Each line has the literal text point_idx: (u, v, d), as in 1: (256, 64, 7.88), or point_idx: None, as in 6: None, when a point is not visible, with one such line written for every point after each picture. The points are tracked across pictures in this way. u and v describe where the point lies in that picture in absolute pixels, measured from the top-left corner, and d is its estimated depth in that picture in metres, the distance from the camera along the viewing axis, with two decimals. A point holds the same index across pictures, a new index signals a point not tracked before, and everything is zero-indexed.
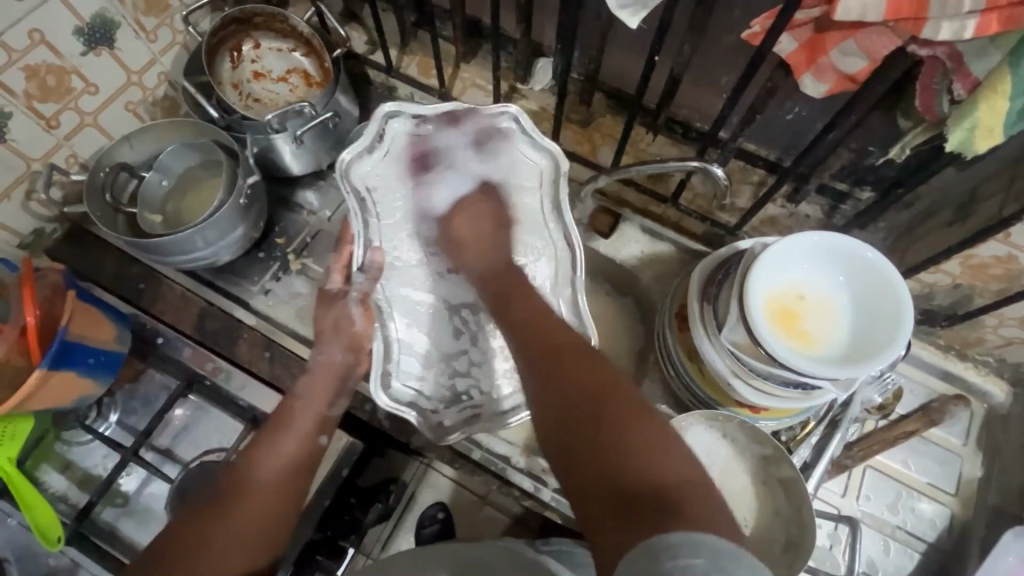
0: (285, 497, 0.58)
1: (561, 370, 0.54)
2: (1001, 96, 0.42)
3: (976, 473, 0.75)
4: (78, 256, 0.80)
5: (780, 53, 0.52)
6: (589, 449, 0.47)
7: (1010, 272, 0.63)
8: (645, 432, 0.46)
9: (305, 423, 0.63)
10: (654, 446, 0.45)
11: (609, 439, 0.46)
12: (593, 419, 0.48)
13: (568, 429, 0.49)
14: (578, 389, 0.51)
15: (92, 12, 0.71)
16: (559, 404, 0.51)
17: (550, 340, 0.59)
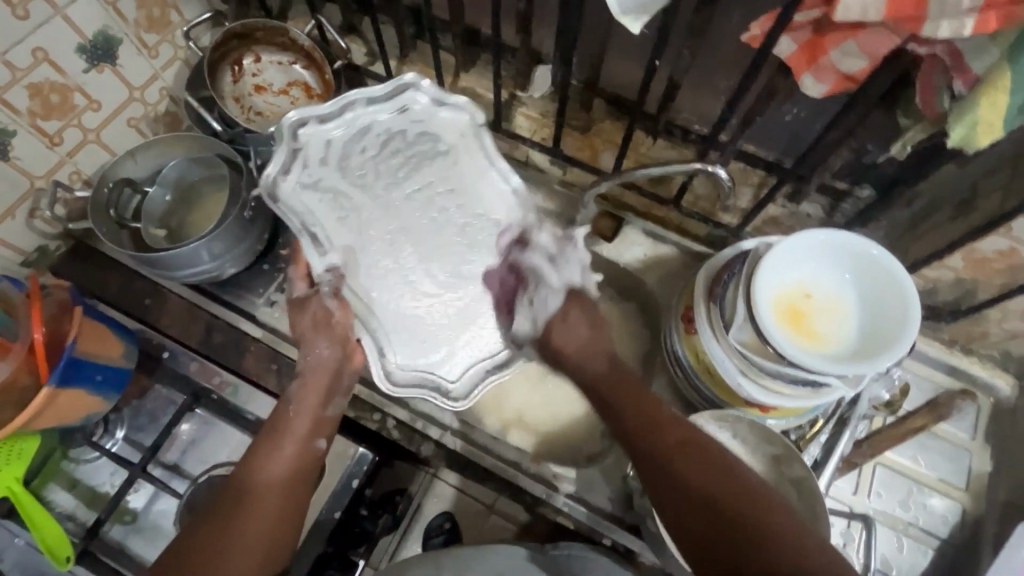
0: (291, 497, 0.59)
1: (631, 416, 0.59)
2: (1001, 92, 0.43)
3: (984, 467, 0.75)
4: (82, 272, 0.80)
5: (780, 55, 0.53)
6: (717, 526, 0.50)
7: (1012, 266, 0.63)
8: (752, 500, 0.50)
9: (303, 428, 0.63)
10: (765, 511, 0.49)
11: (728, 517, 0.50)
12: (674, 461, 0.54)
13: (681, 491, 0.53)
14: (680, 455, 0.55)
15: (94, 29, 0.72)
16: (683, 473, 0.53)
17: (628, 396, 0.61)
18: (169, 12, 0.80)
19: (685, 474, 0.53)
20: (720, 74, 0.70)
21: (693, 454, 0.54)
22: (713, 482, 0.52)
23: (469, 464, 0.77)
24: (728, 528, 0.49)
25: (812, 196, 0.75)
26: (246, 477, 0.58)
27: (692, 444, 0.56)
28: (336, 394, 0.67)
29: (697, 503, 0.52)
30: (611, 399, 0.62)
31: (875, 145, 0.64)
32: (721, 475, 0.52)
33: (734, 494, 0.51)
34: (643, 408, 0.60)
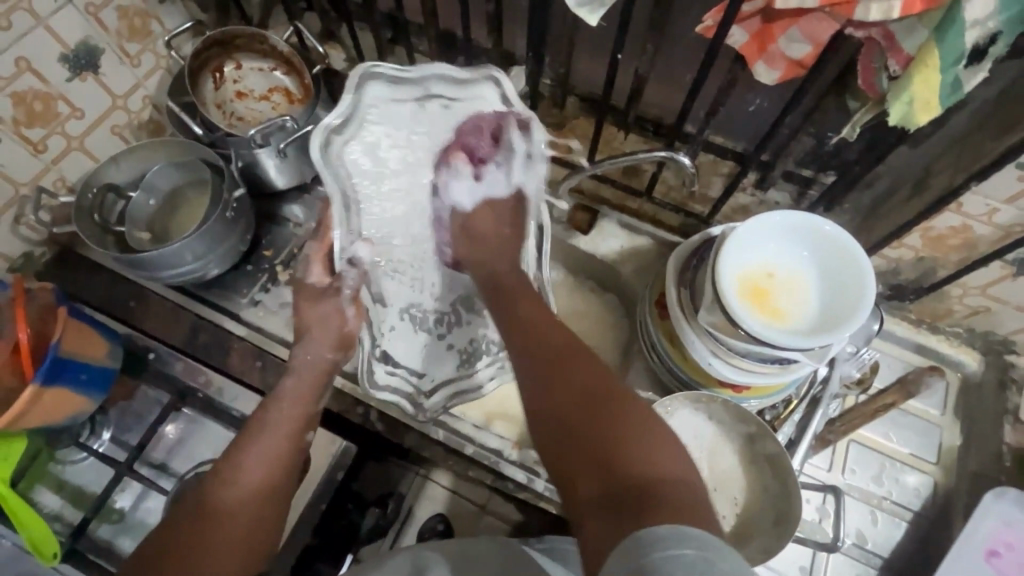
0: (264, 501, 0.55)
1: (559, 376, 0.48)
2: (933, 69, 0.45)
3: (955, 441, 0.77)
4: (68, 277, 0.81)
5: (733, 45, 0.56)
6: (590, 449, 0.43)
7: (968, 242, 0.66)
8: (628, 426, 0.43)
9: (281, 429, 0.59)
10: (640, 434, 0.43)
11: (603, 439, 0.42)
12: (587, 415, 0.44)
13: (552, 407, 0.46)
14: (564, 372, 0.48)
15: (77, 39, 0.74)
16: (552, 399, 0.47)
17: (524, 316, 0.57)
18: (150, 22, 0.83)
19: (557, 385, 0.47)
20: (684, 67, 0.73)
21: (576, 366, 0.48)
22: (590, 399, 0.45)
23: (453, 454, 0.78)
24: (593, 451, 0.42)
25: (778, 183, 0.77)
26: (211, 493, 0.54)
27: (587, 369, 0.48)
28: (327, 388, 0.65)
29: (571, 420, 0.45)
30: (515, 311, 0.59)
31: (833, 130, 0.67)
32: (605, 401, 0.45)
33: (610, 410, 0.44)
34: (539, 330, 0.54)
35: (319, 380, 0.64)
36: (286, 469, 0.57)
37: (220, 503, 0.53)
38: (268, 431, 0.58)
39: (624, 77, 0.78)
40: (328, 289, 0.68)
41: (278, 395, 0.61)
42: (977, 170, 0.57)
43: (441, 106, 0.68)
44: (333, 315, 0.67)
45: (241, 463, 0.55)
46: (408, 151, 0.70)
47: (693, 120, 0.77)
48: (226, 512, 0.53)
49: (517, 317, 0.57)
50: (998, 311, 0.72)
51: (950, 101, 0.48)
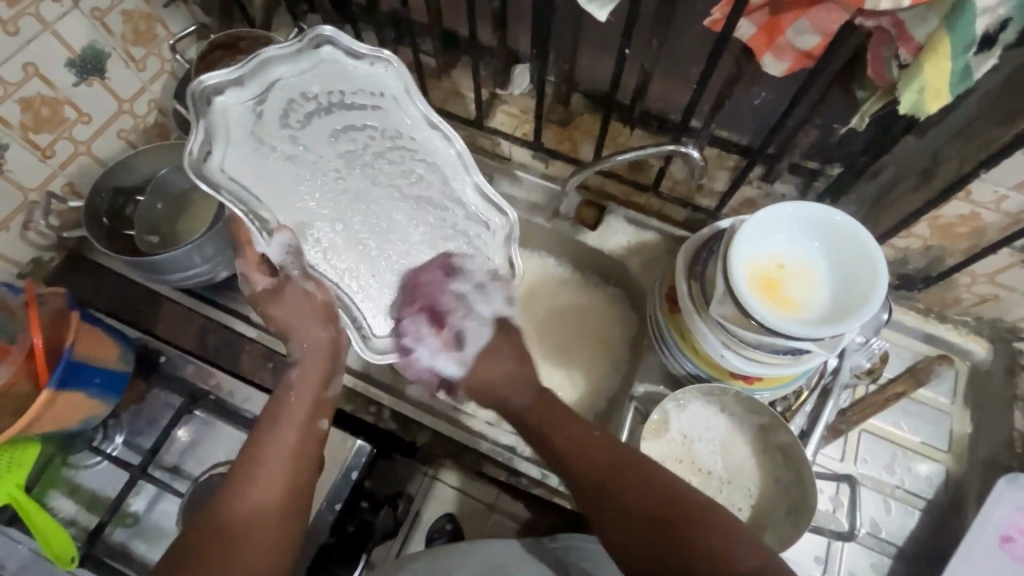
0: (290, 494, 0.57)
1: (615, 498, 0.55)
2: (944, 58, 0.46)
3: (965, 428, 0.77)
4: (77, 283, 0.81)
5: (741, 37, 0.57)
6: (670, 558, 0.51)
7: (976, 230, 0.66)
8: (707, 529, 0.51)
9: (299, 428, 0.60)
10: (716, 534, 0.51)
11: (674, 539, 0.51)
12: (662, 527, 0.52)
13: (632, 532, 0.54)
14: (624, 495, 0.55)
15: (83, 44, 0.74)
16: (622, 523, 0.54)
17: (561, 440, 0.61)
18: (154, 26, 0.83)
19: (638, 511, 0.54)
20: (689, 61, 0.73)
21: (634, 483, 0.56)
22: (664, 518, 0.53)
23: (465, 452, 0.78)
24: (688, 573, 0.50)
25: (785, 175, 0.77)
26: (233, 498, 0.54)
27: (646, 478, 0.56)
28: (335, 374, 0.66)
29: (652, 547, 0.52)
30: (552, 438, 0.62)
31: (839, 121, 0.67)
32: (682, 513, 0.53)
33: (685, 519, 0.52)
34: (584, 450, 0.60)
35: (325, 365, 0.65)
36: (308, 466, 0.59)
37: (249, 506, 0.54)
38: (285, 429, 0.60)
39: (630, 72, 0.78)
40: (280, 284, 0.66)
41: (289, 382, 0.63)
42: (985, 157, 0.58)
43: (324, 88, 0.67)
44: (303, 299, 0.66)
45: (264, 464, 0.56)
46: (323, 146, 0.70)
47: (699, 114, 0.78)
48: (257, 514, 0.53)
49: (555, 432, 0.62)
50: (1006, 299, 0.72)
51: (959, 90, 0.48)
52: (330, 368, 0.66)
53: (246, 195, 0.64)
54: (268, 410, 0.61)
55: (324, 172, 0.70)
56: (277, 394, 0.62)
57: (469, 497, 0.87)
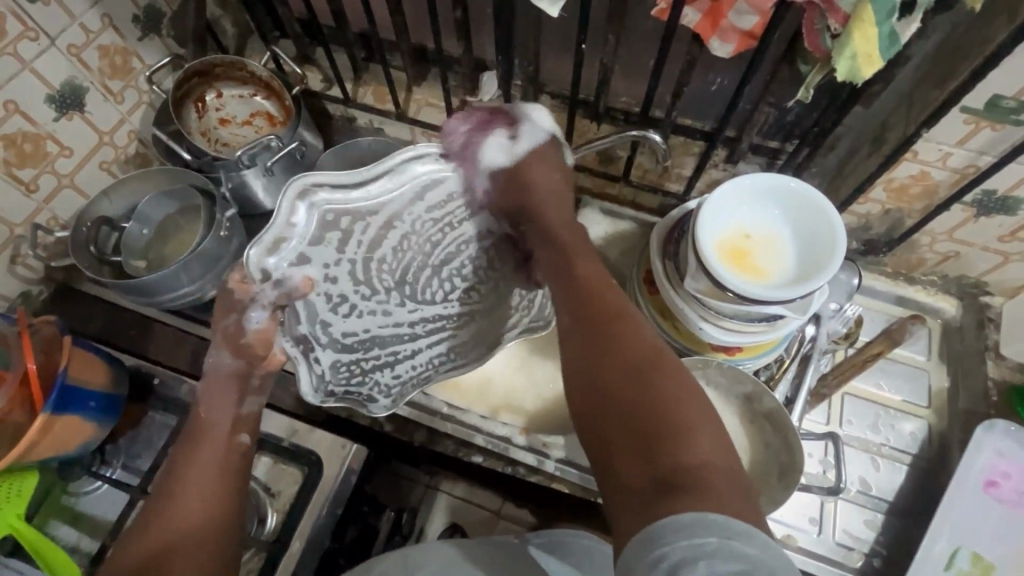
0: (220, 516, 0.58)
1: (609, 347, 0.53)
2: (869, 24, 0.49)
3: (943, 384, 0.80)
4: (70, 314, 0.83)
5: (688, 24, 0.62)
6: (626, 403, 0.48)
7: (928, 189, 0.70)
8: (666, 422, 0.46)
9: (218, 447, 0.62)
10: (688, 413, 0.46)
11: (637, 393, 0.48)
12: (637, 372, 0.50)
13: (603, 371, 0.51)
14: (624, 343, 0.53)
15: (61, 80, 0.77)
16: (609, 359, 0.52)
17: (584, 276, 0.62)
18: (130, 59, 0.85)
19: (652, 402, 0.47)
20: (646, 52, 0.76)
21: (620, 335, 0.54)
22: (649, 359, 0.50)
23: (462, 448, 0.79)
24: (639, 428, 0.46)
25: (747, 156, 0.81)
26: (169, 515, 0.57)
27: (649, 339, 0.53)
28: (246, 395, 0.68)
29: (615, 372, 0.51)
30: (579, 267, 0.63)
31: (790, 98, 0.71)
32: (659, 364, 0.50)
33: (656, 372, 0.49)
34: (600, 302, 0.58)
35: (237, 385, 0.67)
36: (230, 475, 0.61)
37: (177, 526, 0.56)
38: (188, 489, 0.59)
39: (592, 68, 0.81)
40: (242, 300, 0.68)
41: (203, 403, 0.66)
42: (926, 117, 0.61)
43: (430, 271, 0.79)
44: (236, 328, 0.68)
45: (187, 485, 0.59)
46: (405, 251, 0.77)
47: (659, 105, 0.81)
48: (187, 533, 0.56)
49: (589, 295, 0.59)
50: (967, 254, 0.76)
51: (889, 53, 0.52)
52: (240, 387, 0.68)
53: (352, 342, 0.78)
54: (166, 482, 0.60)
55: (413, 247, 0.77)
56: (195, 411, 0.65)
57: (473, 506, 0.92)
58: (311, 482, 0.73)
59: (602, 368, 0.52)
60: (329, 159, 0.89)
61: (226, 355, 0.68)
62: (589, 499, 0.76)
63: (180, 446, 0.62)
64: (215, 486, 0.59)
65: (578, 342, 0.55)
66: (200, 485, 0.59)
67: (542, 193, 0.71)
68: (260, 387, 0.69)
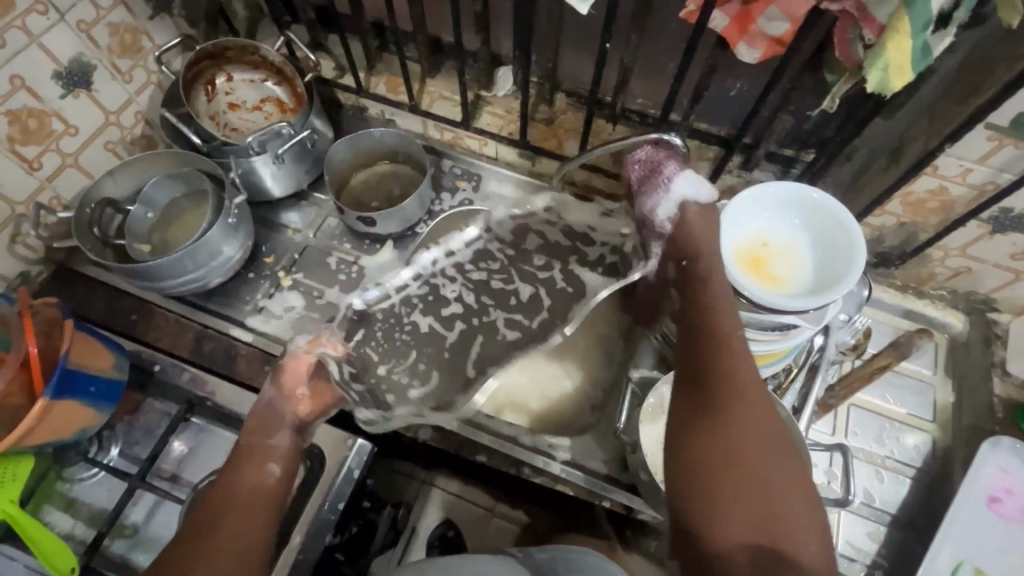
0: (256, 508, 0.59)
1: (740, 420, 0.53)
2: (905, 36, 0.49)
3: (948, 399, 0.80)
4: (70, 296, 0.81)
5: (716, 28, 0.61)
6: (747, 486, 0.50)
7: (945, 204, 0.70)
8: (783, 517, 0.49)
9: (265, 453, 0.62)
10: (804, 517, 0.50)
11: (759, 480, 0.51)
12: (764, 461, 0.52)
13: (729, 442, 0.52)
14: (759, 426, 0.53)
15: (69, 56, 0.75)
16: (738, 433, 0.53)
17: (723, 321, 0.59)
18: (140, 38, 0.83)
19: (774, 496, 0.50)
20: (667, 55, 0.76)
21: (744, 414, 0.53)
22: (780, 452, 0.53)
23: (466, 446, 0.77)
24: (754, 515, 0.49)
25: (763, 163, 0.80)
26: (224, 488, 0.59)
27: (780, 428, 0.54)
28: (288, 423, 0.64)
29: (745, 450, 0.52)
30: (715, 306, 0.61)
31: (812, 107, 0.71)
32: (786, 460, 0.52)
33: (783, 465, 0.52)
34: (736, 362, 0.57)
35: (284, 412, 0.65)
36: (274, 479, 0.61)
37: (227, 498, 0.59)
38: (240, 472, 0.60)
39: (611, 68, 0.80)
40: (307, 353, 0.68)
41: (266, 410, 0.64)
42: (948, 132, 0.61)
43: None
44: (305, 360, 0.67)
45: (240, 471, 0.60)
46: None
47: (677, 108, 0.80)
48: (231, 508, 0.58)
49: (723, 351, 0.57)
50: (977, 271, 0.76)
51: (920, 66, 0.52)
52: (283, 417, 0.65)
53: None
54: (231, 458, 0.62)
55: None
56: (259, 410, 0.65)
57: (468, 503, 0.92)
58: (313, 476, 0.72)
59: (730, 437, 0.53)
60: (342, 146, 0.86)
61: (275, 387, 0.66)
62: (594, 502, 0.75)
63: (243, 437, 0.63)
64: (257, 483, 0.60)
65: (706, 400, 0.55)
66: (246, 476, 0.60)
67: (702, 231, 0.65)
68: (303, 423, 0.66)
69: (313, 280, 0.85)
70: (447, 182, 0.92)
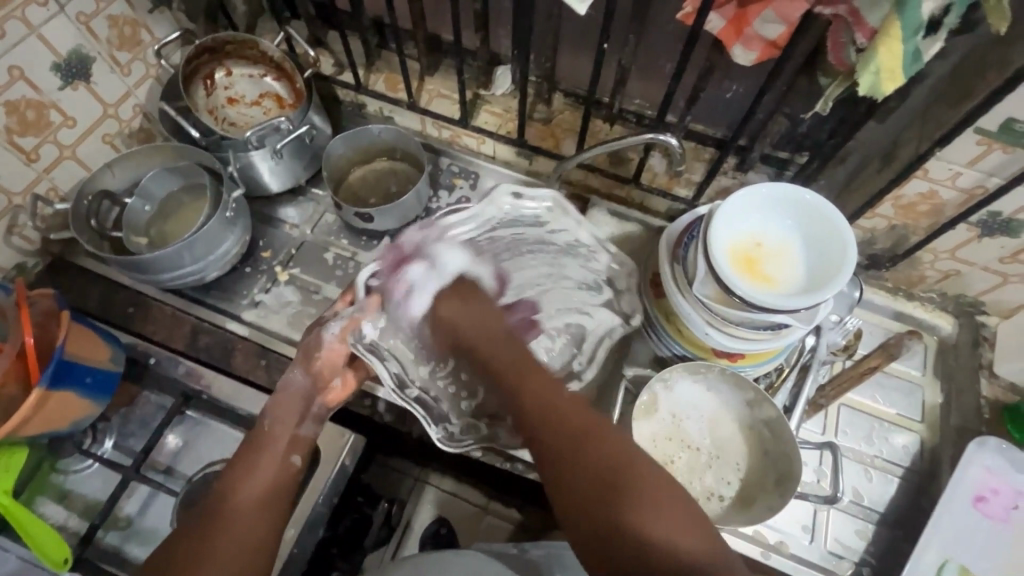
0: (267, 507, 0.62)
1: (586, 449, 0.56)
2: (897, 39, 0.50)
3: (937, 400, 0.81)
4: (66, 288, 0.81)
5: (712, 30, 0.62)
6: (604, 513, 0.52)
7: (935, 207, 0.71)
8: (655, 498, 0.52)
9: (276, 457, 0.65)
10: (670, 520, 0.51)
11: (614, 497, 0.52)
12: (613, 479, 0.54)
13: (580, 473, 0.55)
14: (606, 448, 0.56)
15: (68, 48, 0.75)
16: (585, 461, 0.55)
17: (524, 371, 0.65)
18: (140, 31, 0.84)
19: (630, 510, 0.51)
20: (664, 57, 0.77)
21: (607, 437, 0.57)
22: (625, 467, 0.54)
23: None
24: (618, 535, 0.51)
25: (757, 165, 0.81)
26: (233, 487, 0.62)
27: (615, 442, 0.57)
28: (306, 418, 0.69)
29: (587, 482, 0.54)
30: (513, 356, 0.68)
31: (806, 110, 0.72)
32: (634, 466, 0.54)
33: (626, 473, 0.54)
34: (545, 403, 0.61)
35: (301, 405, 0.69)
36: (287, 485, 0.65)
37: (237, 496, 0.62)
38: (252, 472, 0.63)
39: (609, 68, 0.81)
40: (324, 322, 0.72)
41: (278, 413, 0.68)
42: (939, 136, 0.62)
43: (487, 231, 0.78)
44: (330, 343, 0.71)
45: (251, 470, 0.64)
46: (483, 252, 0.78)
47: (673, 109, 0.81)
48: (243, 504, 0.61)
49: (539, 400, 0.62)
50: (966, 274, 0.77)
51: (911, 70, 0.53)
52: (302, 409, 0.69)
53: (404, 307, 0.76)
54: (239, 458, 0.65)
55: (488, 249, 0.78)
56: (269, 406, 0.68)
57: (461, 500, 0.92)
58: (308, 469, 0.73)
59: (581, 467, 0.55)
60: (338, 144, 0.87)
61: (297, 372, 0.70)
62: None
63: (246, 442, 0.66)
64: (269, 483, 0.63)
65: (549, 443, 0.58)
66: (258, 475, 0.63)
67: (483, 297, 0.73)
68: (320, 414, 0.70)
69: (309, 274, 0.86)
70: (445, 180, 0.92)
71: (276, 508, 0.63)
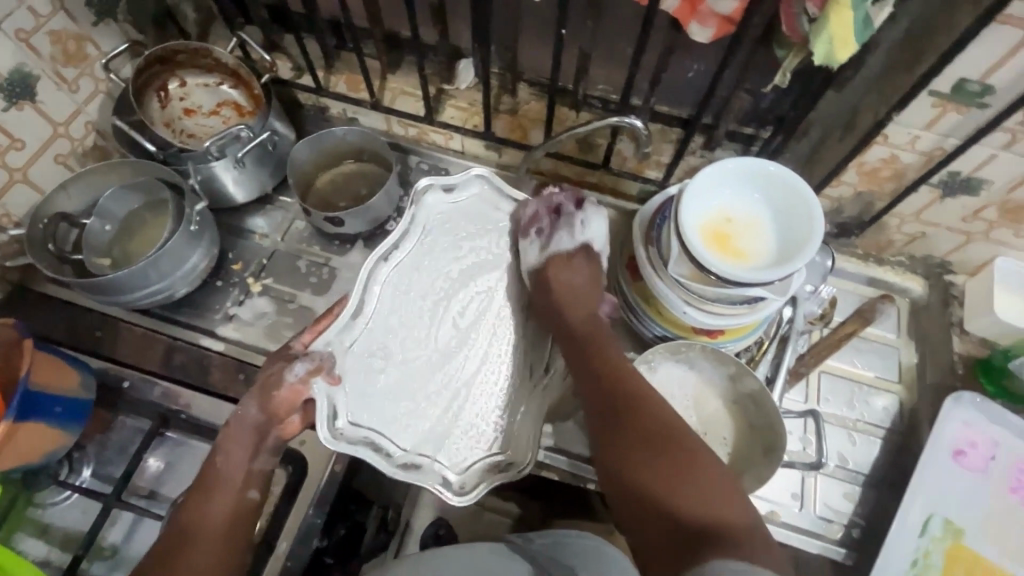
0: (228, 535, 0.60)
1: (638, 410, 0.60)
2: (845, 8, 0.51)
3: (913, 359, 0.83)
4: (29, 317, 0.79)
5: (667, 9, 0.62)
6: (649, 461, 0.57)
7: (897, 171, 0.72)
8: (685, 452, 0.57)
9: (233, 489, 0.63)
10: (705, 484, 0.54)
11: (653, 445, 0.57)
12: (645, 439, 0.58)
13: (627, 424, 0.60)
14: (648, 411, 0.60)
15: (9, 67, 0.72)
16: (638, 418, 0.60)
17: (583, 331, 0.69)
18: (85, 45, 0.81)
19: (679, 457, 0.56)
20: (624, 40, 0.76)
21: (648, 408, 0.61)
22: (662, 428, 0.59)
23: None
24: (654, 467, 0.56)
25: (724, 142, 0.82)
26: (193, 516, 0.60)
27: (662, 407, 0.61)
28: (261, 450, 0.66)
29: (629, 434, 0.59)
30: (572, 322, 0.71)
31: (766, 84, 0.72)
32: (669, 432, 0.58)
33: (670, 432, 0.58)
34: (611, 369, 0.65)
35: (254, 438, 0.65)
36: (244, 519, 0.62)
37: (196, 523, 0.60)
38: (213, 497, 0.62)
39: (572, 55, 0.80)
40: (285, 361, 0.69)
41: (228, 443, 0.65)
42: (897, 100, 0.63)
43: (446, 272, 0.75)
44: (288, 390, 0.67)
45: (206, 501, 0.61)
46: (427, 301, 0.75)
47: (637, 92, 0.81)
48: (205, 532, 0.60)
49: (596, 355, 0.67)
50: (931, 235, 0.79)
51: (863, 37, 0.53)
52: (257, 440, 0.65)
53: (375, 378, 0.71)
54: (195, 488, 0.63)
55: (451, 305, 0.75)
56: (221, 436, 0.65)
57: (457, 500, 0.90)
58: (296, 480, 0.72)
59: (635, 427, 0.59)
60: (303, 151, 0.85)
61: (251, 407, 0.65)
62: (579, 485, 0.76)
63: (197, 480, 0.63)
64: (226, 513, 0.61)
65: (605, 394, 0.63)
66: (214, 504, 0.61)
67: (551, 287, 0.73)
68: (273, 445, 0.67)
69: (282, 284, 0.84)
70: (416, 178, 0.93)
71: (236, 537, 0.61)
